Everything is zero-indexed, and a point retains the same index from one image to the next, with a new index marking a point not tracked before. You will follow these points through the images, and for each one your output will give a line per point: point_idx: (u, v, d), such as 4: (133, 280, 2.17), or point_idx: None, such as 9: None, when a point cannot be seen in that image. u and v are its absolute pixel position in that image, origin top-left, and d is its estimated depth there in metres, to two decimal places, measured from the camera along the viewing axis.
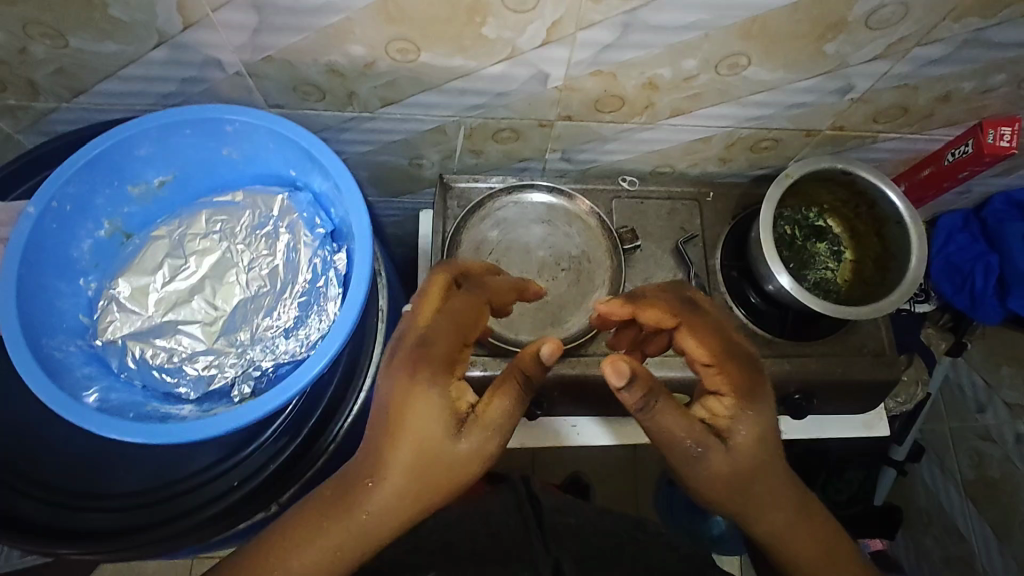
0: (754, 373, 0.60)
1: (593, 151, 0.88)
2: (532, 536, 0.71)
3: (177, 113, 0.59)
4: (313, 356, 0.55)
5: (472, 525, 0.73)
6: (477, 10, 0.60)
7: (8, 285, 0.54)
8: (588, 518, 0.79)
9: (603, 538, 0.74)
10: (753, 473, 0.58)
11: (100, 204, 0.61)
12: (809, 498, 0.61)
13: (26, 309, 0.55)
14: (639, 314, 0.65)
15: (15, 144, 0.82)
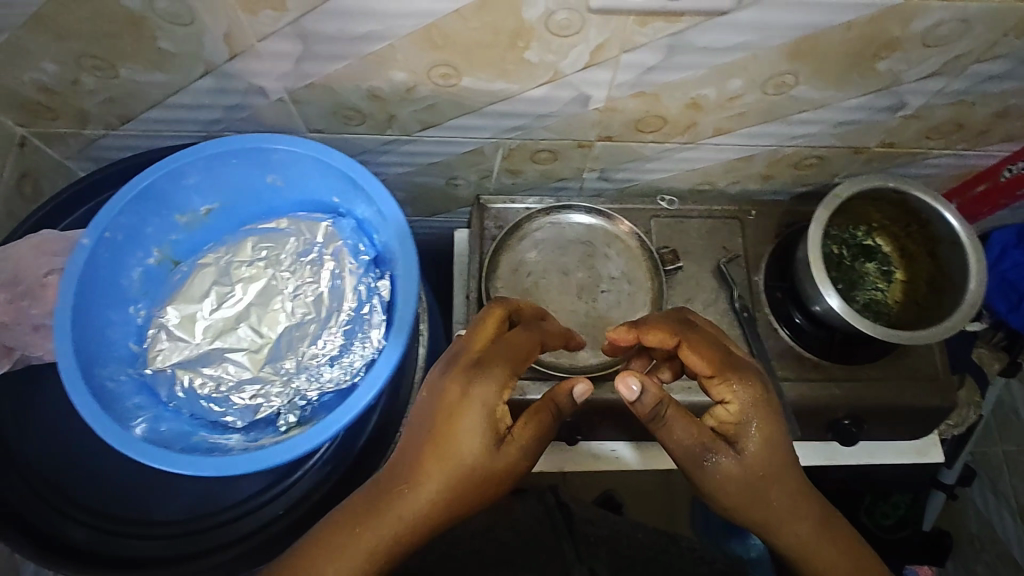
0: (756, 378, 0.60)
1: (632, 170, 0.87)
2: (563, 545, 0.67)
3: (225, 144, 0.60)
4: (361, 387, 0.55)
5: (502, 534, 0.71)
6: (520, 35, 0.60)
7: (63, 315, 0.55)
8: (622, 528, 0.75)
9: (638, 553, 0.70)
10: (767, 480, 0.58)
11: (150, 233, 0.62)
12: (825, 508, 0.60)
13: (80, 339, 0.56)
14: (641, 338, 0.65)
15: (65, 170, 0.85)
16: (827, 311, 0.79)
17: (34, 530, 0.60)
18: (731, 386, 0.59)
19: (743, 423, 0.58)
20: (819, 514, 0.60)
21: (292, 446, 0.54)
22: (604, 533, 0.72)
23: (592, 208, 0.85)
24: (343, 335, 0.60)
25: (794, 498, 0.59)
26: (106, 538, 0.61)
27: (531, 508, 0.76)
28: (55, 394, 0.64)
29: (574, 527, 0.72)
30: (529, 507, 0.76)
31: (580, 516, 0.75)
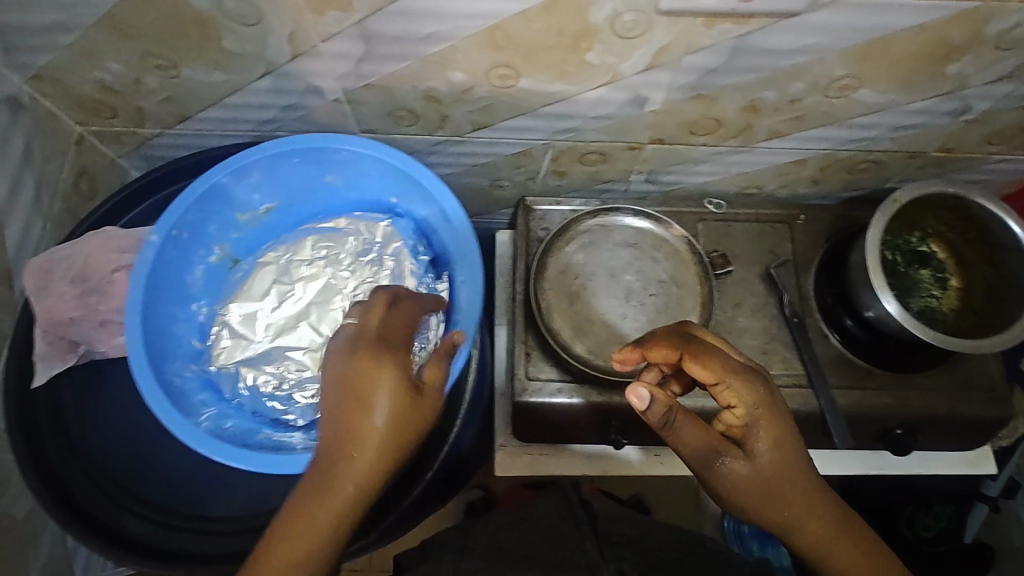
0: (759, 377, 0.57)
1: (680, 173, 0.86)
2: (587, 543, 0.66)
3: (287, 146, 0.60)
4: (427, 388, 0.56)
5: (526, 531, 0.72)
6: (584, 36, 0.59)
7: (133, 311, 0.55)
8: (647, 528, 0.74)
9: (660, 552, 0.69)
10: (780, 482, 0.55)
11: (212, 231, 0.63)
12: (840, 508, 0.57)
13: (148, 335, 0.56)
14: (643, 355, 0.60)
15: (117, 168, 0.86)
16: (885, 316, 0.77)
17: (99, 524, 0.61)
18: (739, 390, 0.56)
19: (752, 424, 0.56)
20: (837, 515, 0.57)
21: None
22: (628, 533, 0.71)
23: (649, 214, 0.84)
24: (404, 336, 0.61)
25: (808, 498, 0.56)
26: (169, 532, 0.62)
27: (553, 504, 0.75)
28: (116, 388, 0.65)
29: (596, 525, 0.71)
30: (551, 503, 0.76)
31: (605, 516, 0.75)
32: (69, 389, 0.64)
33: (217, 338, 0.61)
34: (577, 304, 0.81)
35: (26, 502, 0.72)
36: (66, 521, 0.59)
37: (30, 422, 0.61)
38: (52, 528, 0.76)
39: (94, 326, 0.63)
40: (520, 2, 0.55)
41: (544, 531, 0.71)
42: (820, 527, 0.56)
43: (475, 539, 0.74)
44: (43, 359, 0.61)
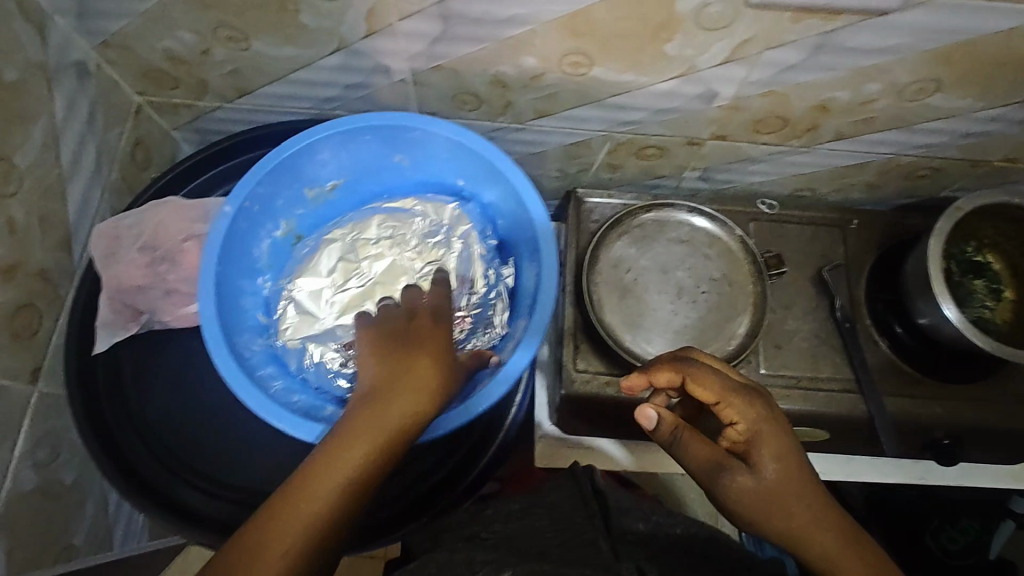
0: (759, 393, 0.57)
1: (735, 171, 0.85)
2: (600, 539, 0.57)
3: (359, 123, 0.59)
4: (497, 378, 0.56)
5: (538, 527, 0.61)
6: (667, 27, 0.59)
7: (207, 282, 0.56)
8: (666, 526, 0.64)
9: (681, 553, 0.60)
10: (787, 497, 0.54)
11: (280, 206, 0.62)
12: (853, 536, 0.54)
13: (219, 307, 0.57)
14: (648, 382, 0.60)
15: (170, 141, 0.85)
16: (938, 324, 0.76)
17: (160, 495, 0.60)
18: (742, 409, 0.56)
19: (755, 437, 0.55)
20: (848, 541, 0.53)
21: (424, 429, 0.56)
22: (645, 529, 0.62)
23: (719, 219, 0.83)
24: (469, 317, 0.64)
25: (812, 516, 0.53)
26: (231, 506, 0.61)
27: (568, 496, 0.67)
28: (175, 360, 0.65)
29: (613, 524, 0.62)
30: (565, 494, 0.67)
31: (620, 511, 0.65)
32: (128, 357, 0.64)
33: (282, 312, 0.63)
34: (627, 298, 0.81)
35: (74, 467, 0.72)
36: (127, 490, 0.59)
37: (90, 389, 0.61)
38: (95, 495, 0.76)
39: (160, 294, 0.65)
40: None
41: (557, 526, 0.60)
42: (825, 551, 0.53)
43: (484, 529, 0.62)
44: (108, 327, 0.62)
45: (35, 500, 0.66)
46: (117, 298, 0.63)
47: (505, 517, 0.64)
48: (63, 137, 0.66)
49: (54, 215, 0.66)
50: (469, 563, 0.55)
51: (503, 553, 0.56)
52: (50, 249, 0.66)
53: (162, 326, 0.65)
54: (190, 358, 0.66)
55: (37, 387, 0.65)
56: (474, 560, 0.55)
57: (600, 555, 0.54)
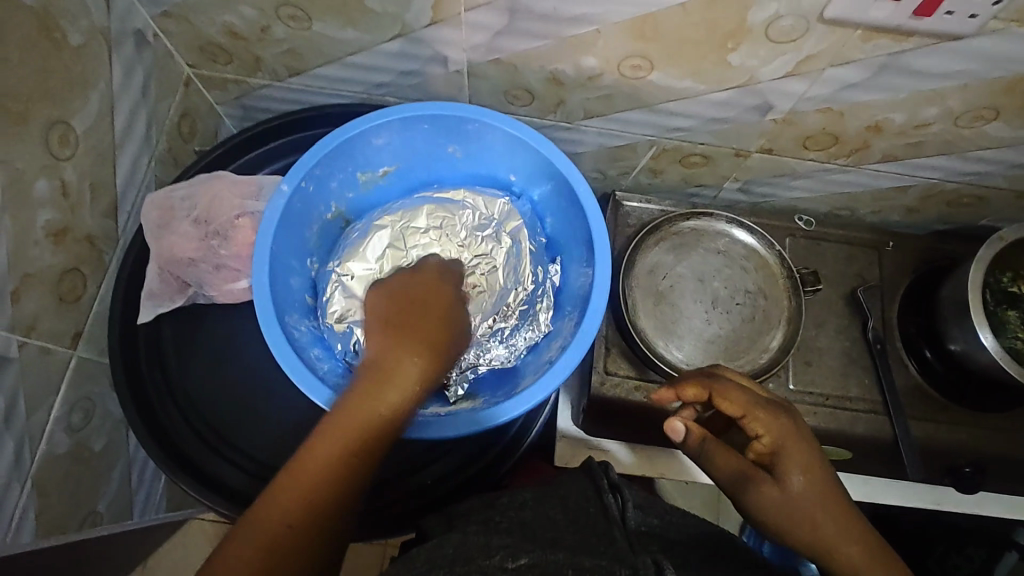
0: (783, 408, 0.58)
1: (777, 185, 0.85)
2: (614, 530, 0.53)
3: (418, 112, 0.61)
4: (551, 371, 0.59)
5: (550, 518, 0.55)
6: (735, 36, 0.59)
7: (262, 258, 0.58)
8: (678, 515, 0.59)
9: (701, 545, 0.55)
10: (817, 511, 0.53)
11: (331, 187, 0.66)
12: (881, 556, 0.52)
13: (272, 283, 0.59)
14: (677, 395, 0.61)
15: (214, 116, 0.85)
16: (970, 352, 0.77)
17: (194, 467, 0.62)
18: (766, 423, 0.56)
19: (777, 451, 0.55)
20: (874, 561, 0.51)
21: (471, 420, 0.59)
22: (664, 521, 0.56)
23: (762, 235, 0.83)
24: (518, 312, 0.66)
25: (838, 531, 0.52)
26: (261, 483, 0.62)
27: (574, 479, 0.61)
28: (216, 335, 0.66)
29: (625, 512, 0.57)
30: (572, 477, 0.62)
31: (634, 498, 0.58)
32: (168, 330, 0.65)
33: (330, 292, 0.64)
34: (662, 304, 0.81)
35: (104, 434, 0.72)
36: (161, 459, 0.60)
37: (130, 358, 0.63)
38: (121, 463, 0.76)
39: (209, 269, 0.65)
40: None
41: (568, 514, 0.56)
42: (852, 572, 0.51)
43: (499, 512, 0.57)
44: (154, 297, 0.63)
45: (66, 464, 0.66)
46: (166, 269, 0.64)
47: (517, 503, 0.58)
48: (118, 105, 0.66)
49: (105, 182, 0.66)
50: (483, 545, 0.50)
51: (520, 538, 0.51)
52: (99, 216, 0.66)
53: (207, 300, 0.66)
54: (229, 334, 0.66)
55: (77, 351, 0.65)
56: (490, 542, 0.50)
57: (615, 548, 0.50)
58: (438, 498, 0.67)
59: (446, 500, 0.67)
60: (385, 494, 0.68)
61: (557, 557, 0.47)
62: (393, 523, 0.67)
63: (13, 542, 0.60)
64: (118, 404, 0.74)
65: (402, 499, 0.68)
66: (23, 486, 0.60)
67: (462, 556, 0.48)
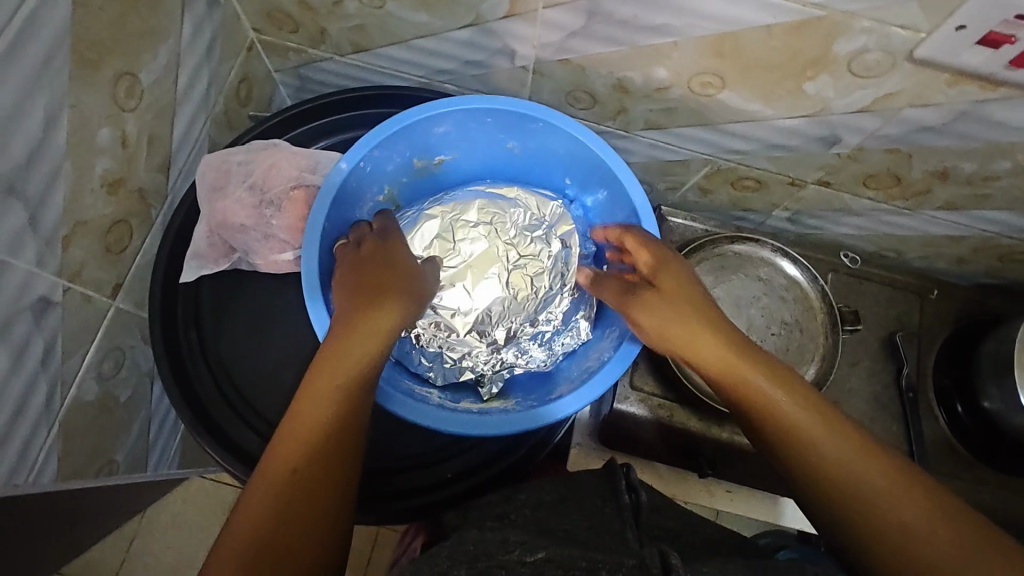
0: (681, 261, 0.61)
1: (827, 219, 0.84)
2: (627, 531, 0.52)
3: (482, 107, 0.62)
4: (587, 386, 0.61)
5: (565, 520, 0.53)
6: (817, 64, 0.57)
7: (313, 234, 0.60)
8: (694, 526, 0.57)
9: (707, 548, 0.54)
10: (692, 331, 0.55)
11: (388, 169, 0.67)
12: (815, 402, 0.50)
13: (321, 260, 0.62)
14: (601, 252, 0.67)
15: (270, 83, 0.85)
16: (1005, 411, 0.75)
17: (216, 430, 0.62)
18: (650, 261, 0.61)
19: (668, 298, 0.57)
20: (811, 412, 0.49)
21: (519, 420, 0.60)
22: (674, 527, 0.56)
23: (806, 267, 0.81)
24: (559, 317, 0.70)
25: (737, 358, 0.53)
26: None
27: (593, 480, 0.60)
28: (253, 305, 0.67)
29: (641, 517, 0.56)
30: (591, 477, 0.60)
31: (651, 506, 0.57)
32: (209, 292, 0.66)
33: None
34: None
35: (129, 385, 0.73)
36: (185, 415, 0.61)
37: (168, 312, 0.63)
38: (142, 415, 0.77)
39: (257, 237, 0.66)
40: (772, 17, 0.53)
41: (584, 510, 0.54)
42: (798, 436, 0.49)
43: (515, 511, 0.55)
44: (199, 258, 0.64)
45: (92, 411, 0.67)
46: (214, 232, 0.65)
47: (534, 502, 0.56)
48: (183, 63, 0.65)
49: (161, 138, 0.66)
50: (501, 542, 0.46)
51: (535, 536, 0.48)
52: (152, 170, 0.66)
53: (250, 267, 0.67)
54: (264, 306, 0.67)
55: (116, 302, 0.66)
56: (507, 539, 0.47)
57: (626, 544, 0.49)
58: (451, 495, 0.67)
59: (456, 498, 0.67)
60: (390, 482, 0.68)
61: (575, 548, 0.44)
62: (399, 515, 0.66)
63: (35, 481, 0.61)
64: (146, 357, 0.74)
65: (409, 489, 0.68)
66: (50, 428, 0.61)
67: (478, 551, 0.45)
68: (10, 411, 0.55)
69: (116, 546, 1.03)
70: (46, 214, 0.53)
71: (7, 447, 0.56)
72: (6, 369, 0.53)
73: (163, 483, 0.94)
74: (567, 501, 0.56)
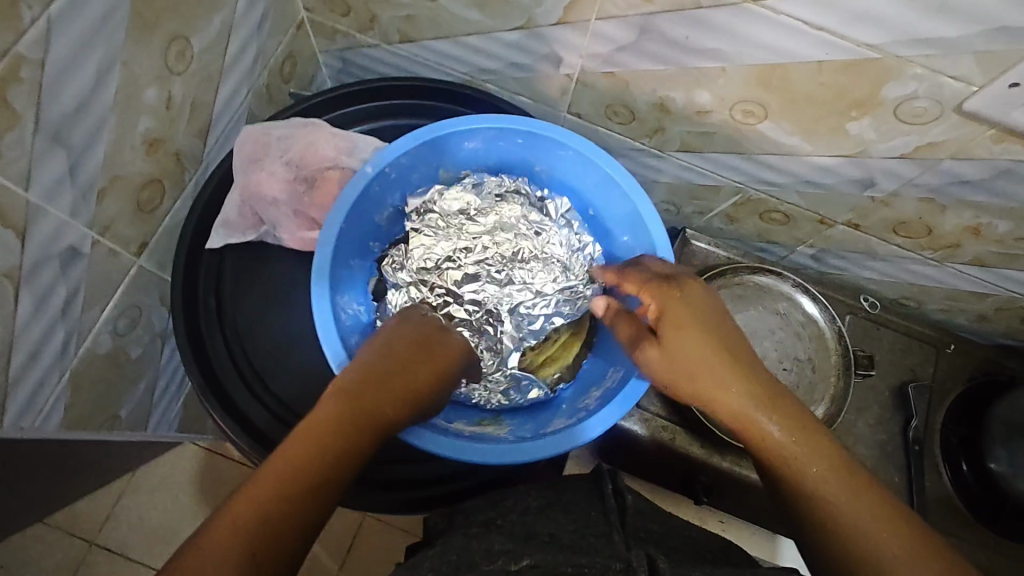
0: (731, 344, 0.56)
1: (851, 261, 0.83)
2: (614, 533, 0.51)
3: (521, 126, 0.66)
4: (601, 421, 0.63)
5: (552, 525, 0.52)
6: (862, 105, 0.57)
7: (331, 234, 0.63)
8: (695, 536, 0.57)
9: (702, 549, 0.54)
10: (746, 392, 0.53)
11: (413, 177, 0.71)
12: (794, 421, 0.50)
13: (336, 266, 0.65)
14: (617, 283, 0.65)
15: (313, 63, 0.85)
16: (1012, 475, 0.75)
17: (225, 397, 0.62)
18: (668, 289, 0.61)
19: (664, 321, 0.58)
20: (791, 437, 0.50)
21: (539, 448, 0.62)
22: (660, 528, 0.56)
23: (825, 307, 0.81)
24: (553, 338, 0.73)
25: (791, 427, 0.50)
26: (279, 427, 0.63)
27: (582, 490, 0.60)
28: (276, 277, 0.68)
29: (625, 519, 0.55)
30: (579, 488, 0.60)
31: (636, 509, 0.58)
32: (232, 260, 0.66)
33: (406, 290, 0.70)
34: None
35: (141, 343, 0.73)
36: (196, 379, 0.61)
37: (191, 276, 0.64)
38: (148, 375, 0.77)
39: (288, 213, 0.68)
40: (825, 54, 0.53)
41: (569, 515, 0.54)
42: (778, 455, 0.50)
43: (501, 517, 0.55)
44: (229, 228, 0.64)
45: (103, 365, 0.67)
46: (246, 203, 0.65)
47: (522, 508, 0.56)
48: (234, 34, 0.66)
49: (204, 104, 0.66)
50: (486, 551, 0.46)
51: (523, 545, 0.47)
52: (191, 135, 0.66)
53: (275, 241, 0.68)
54: (286, 279, 0.68)
55: (139, 261, 0.66)
56: (493, 548, 0.47)
57: (611, 547, 0.48)
58: (447, 492, 0.67)
59: (453, 494, 0.67)
60: (391, 472, 0.68)
61: (559, 557, 0.44)
62: (402, 505, 0.66)
63: (41, 427, 0.62)
64: (161, 318, 0.75)
65: (408, 481, 0.68)
66: (61, 376, 0.61)
67: (463, 562, 0.45)
68: (26, 353, 0.56)
69: (99, 502, 1.03)
70: (86, 166, 0.54)
71: (17, 390, 0.56)
72: (28, 313, 0.54)
73: (158, 445, 0.94)
74: (557, 505, 0.56)
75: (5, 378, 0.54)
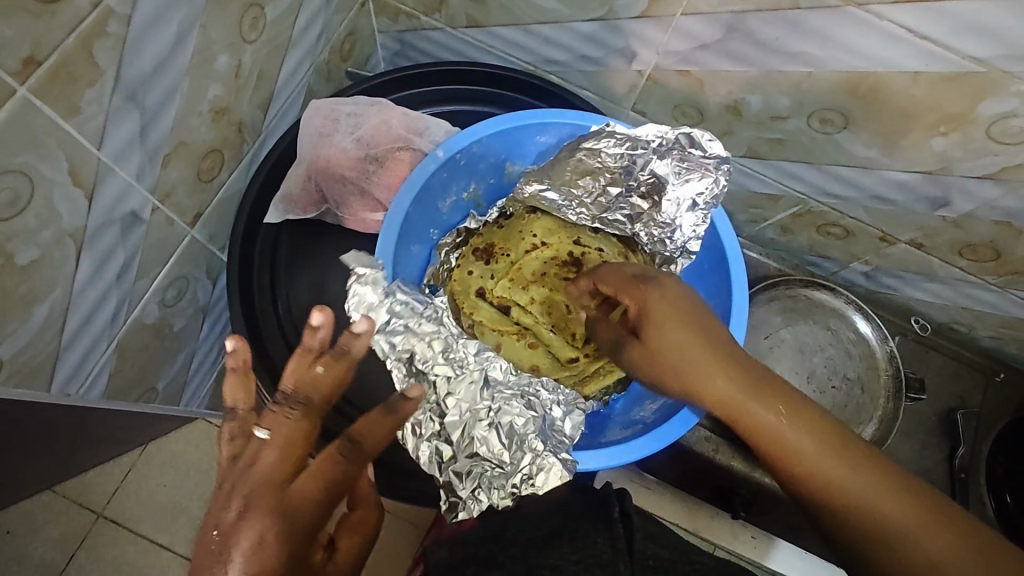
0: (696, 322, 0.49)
1: (907, 281, 0.81)
2: (618, 563, 0.49)
3: (591, 125, 0.63)
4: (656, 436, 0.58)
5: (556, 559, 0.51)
6: (951, 121, 0.56)
7: (396, 215, 0.60)
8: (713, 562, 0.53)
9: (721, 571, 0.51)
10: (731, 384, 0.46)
11: (480, 168, 0.66)
12: (832, 436, 0.44)
13: (397, 254, 0.62)
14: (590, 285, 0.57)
15: (370, 42, 0.83)
16: None
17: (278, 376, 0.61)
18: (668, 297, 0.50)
19: (671, 351, 0.48)
20: (865, 474, 0.43)
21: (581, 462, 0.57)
22: (673, 556, 0.51)
23: (879, 327, 0.79)
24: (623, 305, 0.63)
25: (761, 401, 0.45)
26: None
27: (586, 513, 0.57)
28: (323, 254, 0.67)
29: (635, 545, 0.52)
30: (585, 511, 0.58)
31: (645, 533, 0.54)
32: (288, 237, 0.66)
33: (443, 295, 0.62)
34: None
35: (185, 316, 0.71)
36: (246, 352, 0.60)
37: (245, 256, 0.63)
38: (187, 350, 0.75)
39: (353, 192, 0.67)
40: (924, 64, 0.52)
41: (574, 541, 0.52)
42: (838, 490, 0.43)
43: (503, 553, 0.53)
44: (289, 203, 0.63)
45: (147, 336, 0.66)
46: (310, 177, 0.65)
47: (526, 540, 0.55)
48: (305, 6, 0.64)
49: (269, 75, 0.65)
50: None
51: None
52: (254, 106, 0.64)
53: (335, 221, 0.67)
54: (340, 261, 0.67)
55: (192, 231, 0.65)
56: None
57: None
58: None
59: None
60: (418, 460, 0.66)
61: None
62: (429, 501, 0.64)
63: (83, 394, 0.60)
64: (206, 292, 0.73)
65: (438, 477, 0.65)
66: (109, 344, 0.60)
67: None
68: (81, 317, 0.54)
69: None
70: (156, 129, 0.52)
71: (67, 355, 0.55)
72: (86, 276, 0.52)
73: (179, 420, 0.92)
74: (559, 535, 0.54)
75: (56, 342, 0.53)
